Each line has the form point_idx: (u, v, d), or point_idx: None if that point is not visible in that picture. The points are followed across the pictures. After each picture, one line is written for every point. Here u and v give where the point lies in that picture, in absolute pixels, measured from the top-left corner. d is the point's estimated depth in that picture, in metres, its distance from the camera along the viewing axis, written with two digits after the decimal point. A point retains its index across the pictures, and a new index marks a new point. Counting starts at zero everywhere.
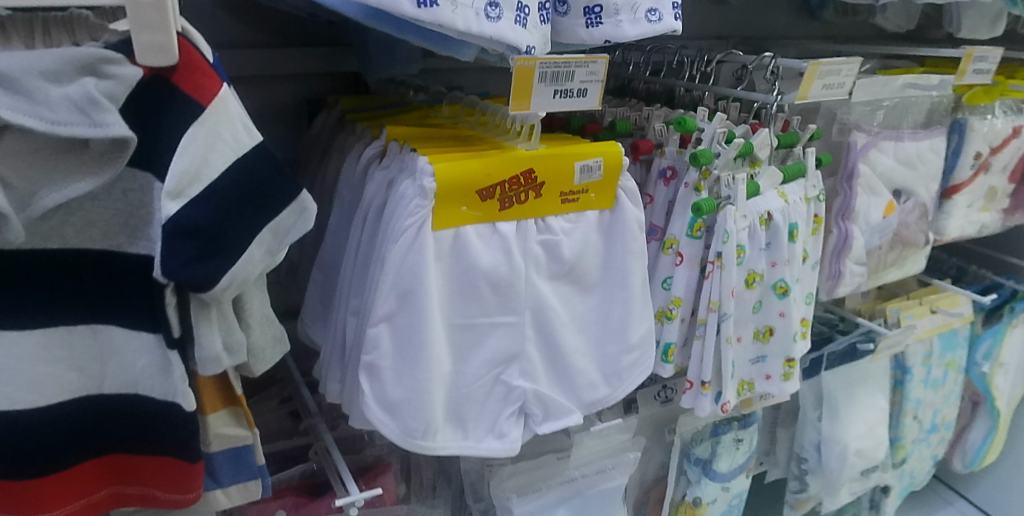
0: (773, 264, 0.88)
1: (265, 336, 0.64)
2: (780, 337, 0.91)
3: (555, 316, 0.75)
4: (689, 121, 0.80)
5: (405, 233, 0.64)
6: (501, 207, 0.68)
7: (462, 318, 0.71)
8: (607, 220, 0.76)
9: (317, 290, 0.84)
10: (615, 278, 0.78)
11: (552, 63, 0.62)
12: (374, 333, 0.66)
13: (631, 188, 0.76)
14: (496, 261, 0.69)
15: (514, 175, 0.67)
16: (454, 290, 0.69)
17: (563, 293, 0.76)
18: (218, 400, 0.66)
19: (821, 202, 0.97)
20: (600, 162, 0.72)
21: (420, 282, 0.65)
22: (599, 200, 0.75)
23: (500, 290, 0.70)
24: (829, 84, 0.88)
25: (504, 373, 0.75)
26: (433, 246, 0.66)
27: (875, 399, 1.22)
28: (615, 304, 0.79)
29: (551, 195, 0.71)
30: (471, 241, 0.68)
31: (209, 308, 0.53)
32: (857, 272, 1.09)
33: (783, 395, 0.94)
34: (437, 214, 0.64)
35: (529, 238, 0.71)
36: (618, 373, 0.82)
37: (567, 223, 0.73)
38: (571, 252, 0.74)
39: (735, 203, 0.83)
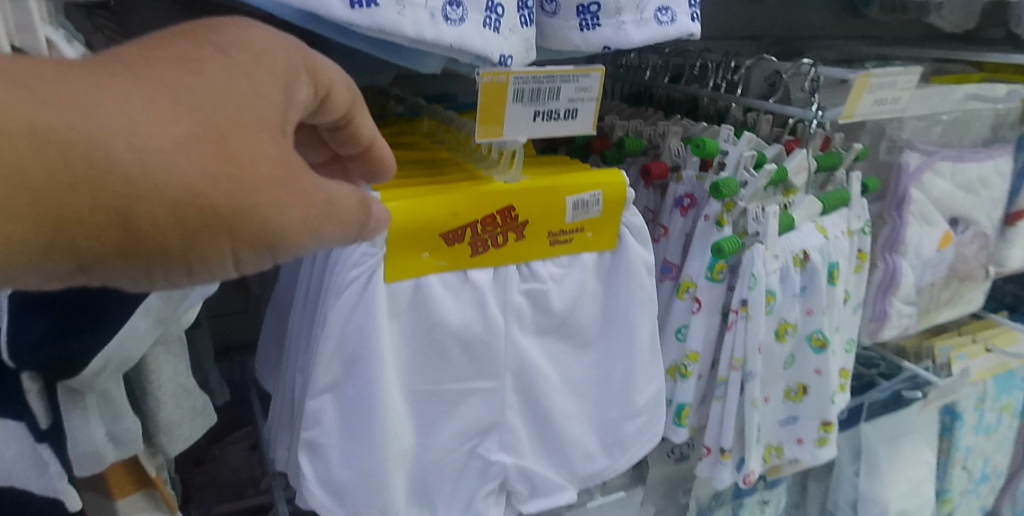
0: (808, 312, 0.75)
1: (181, 409, 0.52)
2: (815, 396, 0.77)
3: (543, 380, 0.62)
4: (710, 142, 0.67)
5: (352, 285, 0.52)
6: (473, 252, 0.56)
7: (428, 385, 0.58)
8: (607, 263, 0.64)
9: (272, 333, 0.72)
10: (617, 331, 0.65)
11: (531, 78, 0.49)
12: (315, 405, 0.54)
13: (638, 226, 0.63)
14: (468, 317, 0.57)
15: (491, 214, 0.55)
16: (417, 352, 0.57)
17: (553, 351, 0.63)
18: (129, 481, 0.54)
19: (865, 236, 0.84)
20: (600, 195, 0.59)
21: (371, 347, 0.52)
22: (598, 239, 0.62)
23: (473, 352, 0.58)
24: (881, 98, 0.74)
25: (480, 446, 0.62)
26: (388, 301, 0.53)
27: (921, 452, 1.07)
28: (619, 362, 0.66)
29: (538, 236, 0.58)
30: (437, 294, 0.55)
31: (85, 393, 0.42)
32: (905, 312, 0.94)
33: (817, 462, 0.80)
34: (390, 264, 0.52)
35: (509, 289, 0.58)
36: (622, 442, 0.68)
37: (558, 269, 0.61)
38: (563, 304, 0.61)
39: (764, 240, 0.69)
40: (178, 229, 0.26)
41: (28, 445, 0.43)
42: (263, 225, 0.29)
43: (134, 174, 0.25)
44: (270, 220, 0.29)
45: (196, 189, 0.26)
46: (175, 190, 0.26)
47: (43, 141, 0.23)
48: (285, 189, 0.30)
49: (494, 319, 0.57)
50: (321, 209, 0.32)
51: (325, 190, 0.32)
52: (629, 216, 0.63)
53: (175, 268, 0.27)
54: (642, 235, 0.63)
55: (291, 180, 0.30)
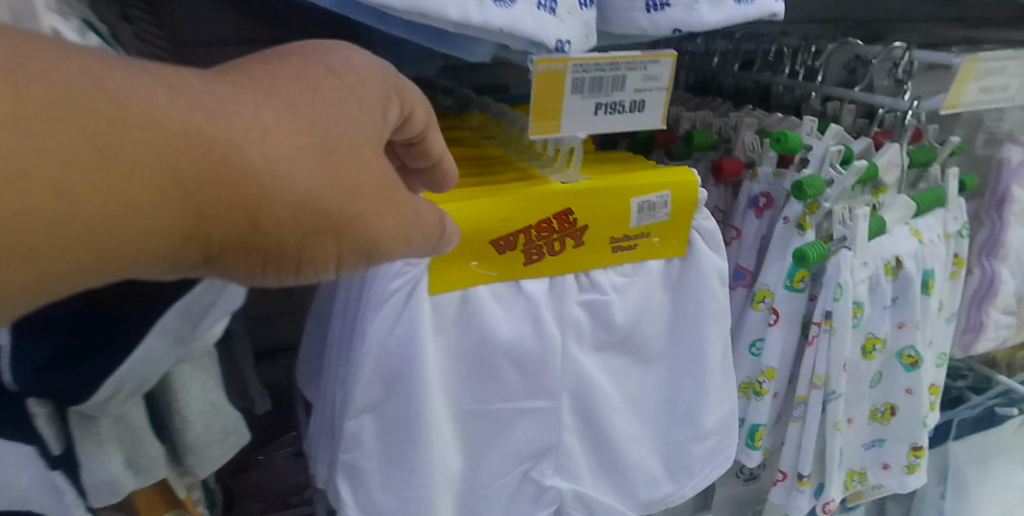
0: (899, 326, 0.67)
1: (211, 430, 0.48)
2: (905, 419, 0.69)
3: (603, 399, 0.55)
4: (793, 137, 0.59)
5: (392, 298, 0.47)
6: (527, 261, 0.50)
7: (476, 404, 0.52)
8: (675, 273, 0.57)
9: (313, 341, 0.68)
10: (686, 347, 0.58)
11: (593, 65, 0.43)
12: (355, 427, 0.50)
13: (712, 230, 0.56)
14: (521, 332, 0.51)
15: (547, 218, 0.49)
16: (465, 368, 0.51)
17: (615, 368, 0.57)
18: (159, 501, 0.49)
19: (963, 239, 0.75)
20: (670, 198, 0.53)
21: (414, 365, 0.48)
22: (666, 246, 0.55)
23: (527, 370, 0.52)
24: (988, 87, 0.65)
25: (533, 470, 0.55)
26: (432, 315, 0.48)
27: (1014, 476, 0.97)
28: (688, 381, 0.59)
29: (598, 242, 0.52)
30: (486, 307, 0.50)
31: (99, 419, 0.38)
32: (1003, 323, 0.85)
33: (906, 491, 0.72)
34: (434, 274, 0.47)
35: (566, 301, 0.52)
36: (688, 466, 0.61)
37: (621, 278, 0.55)
38: (626, 317, 0.55)
39: (852, 246, 0.62)
40: (296, 230, 0.27)
41: (45, 473, 0.40)
42: (363, 232, 0.29)
43: (257, 178, 0.25)
44: (368, 228, 0.29)
45: (311, 196, 0.27)
46: (293, 197, 0.26)
47: (180, 145, 0.23)
48: (383, 200, 0.30)
49: (550, 334, 0.51)
50: (410, 218, 0.32)
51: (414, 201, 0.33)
52: (701, 218, 0.56)
53: (281, 270, 0.28)
54: (715, 240, 0.57)
55: (386, 190, 0.30)
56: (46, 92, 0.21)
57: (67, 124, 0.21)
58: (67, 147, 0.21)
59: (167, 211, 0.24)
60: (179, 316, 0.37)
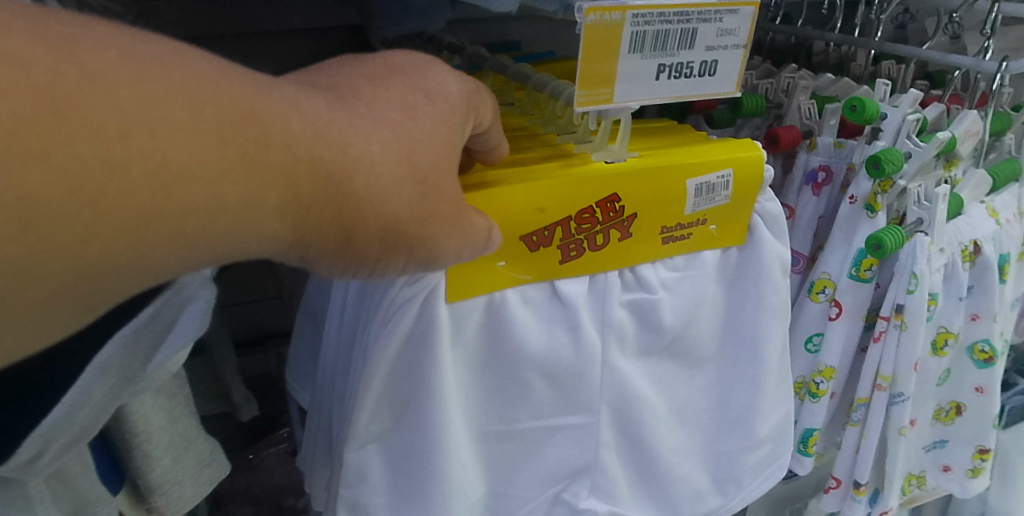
0: (972, 318, 0.59)
1: (181, 465, 0.40)
2: (972, 420, 0.62)
3: (647, 411, 0.47)
4: (870, 104, 0.50)
5: (405, 306, 0.38)
6: (563, 259, 0.41)
7: (502, 424, 0.44)
8: (730, 264, 0.49)
9: (304, 340, 0.59)
10: (740, 348, 0.50)
11: (657, 14, 0.33)
12: (357, 459, 0.41)
13: (776, 214, 0.48)
14: (555, 342, 0.43)
15: (590, 206, 0.40)
16: (489, 385, 0.43)
17: (660, 373, 0.49)
18: None
19: None
20: (733, 179, 0.44)
21: (430, 386, 0.39)
22: (725, 235, 0.47)
23: (562, 385, 0.44)
24: None
25: (566, 491, 0.47)
26: (449, 325, 0.40)
27: None
28: (743, 385, 0.51)
29: (647, 231, 0.43)
30: (514, 313, 0.41)
31: (25, 479, 0.30)
32: None
33: (967, 496, 0.65)
34: (453, 280, 0.38)
35: (609, 302, 0.44)
36: (738, 477, 0.53)
37: (671, 273, 0.46)
38: (676, 319, 0.46)
39: (930, 230, 0.53)
40: (380, 244, 0.28)
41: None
42: (436, 250, 0.30)
43: (359, 197, 0.26)
44: (442, 249, 0.30)
45: (399, 217, 0.28)
46: (384, 216, 0.27)
47: (302, 164, 0.24)
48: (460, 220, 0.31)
49: (590, 343, 0.43)
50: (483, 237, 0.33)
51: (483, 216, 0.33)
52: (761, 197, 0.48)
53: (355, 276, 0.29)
54: (778, 225, 0.48)
55: (463, 211, 0.31)
56: (200, 101, 0.22)
57: (217, 135, 0.22)
58: (215, 157, 0.22)
59: (276, 221, 0.25)
60: (123, 345, 0.29)
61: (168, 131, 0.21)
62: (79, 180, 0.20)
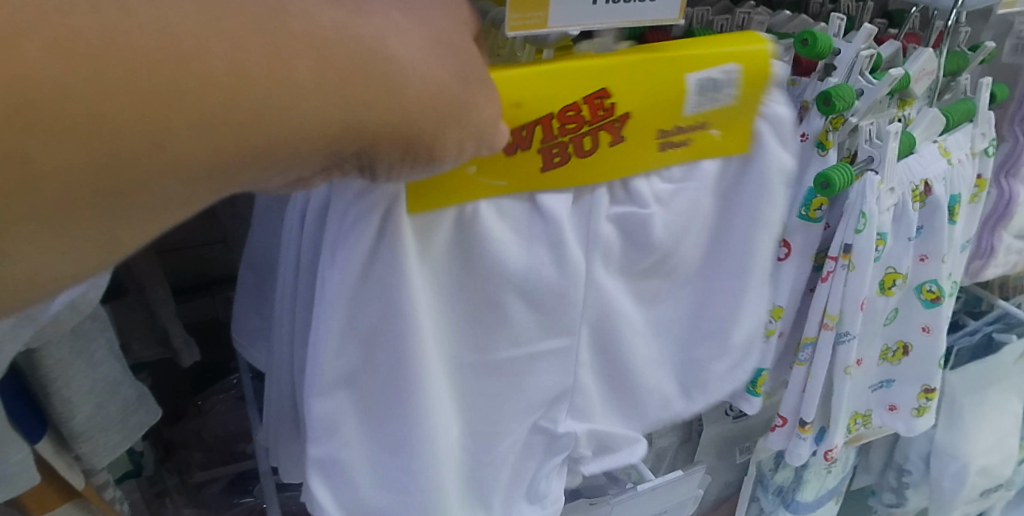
0: (921, 259, 0.59)
1: (106, 412, 0.39)
2: (919, 358, 0.63)
3: (625, 322, 0.46)
4: (823, 38, 0.49)
5: (359, 227, 0.35)
6: (545, 166, 0.39)
7: (473, 353, 0.43)
8: (726, 177, 0.46)
9: (245, 287, 0.57)
10: (725, 283, 0.49)
11: None
12: (329, 416, 0.39)
13: (787, 119, 0.44)
14: (535, 266, 0.41)
15: (578, 102, 0.37)
16: (459, 307, 0.41)
17: (640, 291, 0.47)
18: (52, 494, 0.40)
19: (989, 158, 0.66)
20: (738, 78, 0.41)
21: (393, 303, 0.37)
22: (729, 143, 0.44)
23: (542, 304, 0.42)
24: None
25: (544, 418, 0.47)
26: (415, 236, 0.37)
27: (1010, 402, 0.91)
28: (726, 307, 0.49)
29: (642, 138, 0.41)
30: (490, 226, 0.39)
31: None
32: (1015, 248, 0.79)
33: (911, 434, 0.66)
34: (415, 192, 0.36)
35: (595, 218, 0.42)
36: (705, 384, 0.52)
37: (666, 186, 0.44)
38: (664, 235, 0.45)
39: (881, 169, 0.53)
40: (431, 138, 0.28)
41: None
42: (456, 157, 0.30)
43: (374, 122, 0.26)
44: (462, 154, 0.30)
45: (417, 129, 0.27)
46: (404, 128, 0.27)
47: (347, 69, 0.25)
48: (479, 132, 0.30)
49: (574, 262, 0.41)
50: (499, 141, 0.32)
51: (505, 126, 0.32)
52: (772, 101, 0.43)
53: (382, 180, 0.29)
54: (784, 138, 0.44)
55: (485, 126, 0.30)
56: (242, 14, 0.23)
57: (233, 72, 0.22)
58: (264, 72, 0.23)
59: (300, 149, 0.25)
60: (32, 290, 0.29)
61: (218, 48, 0.22)
62: (134, 102, 0.21)
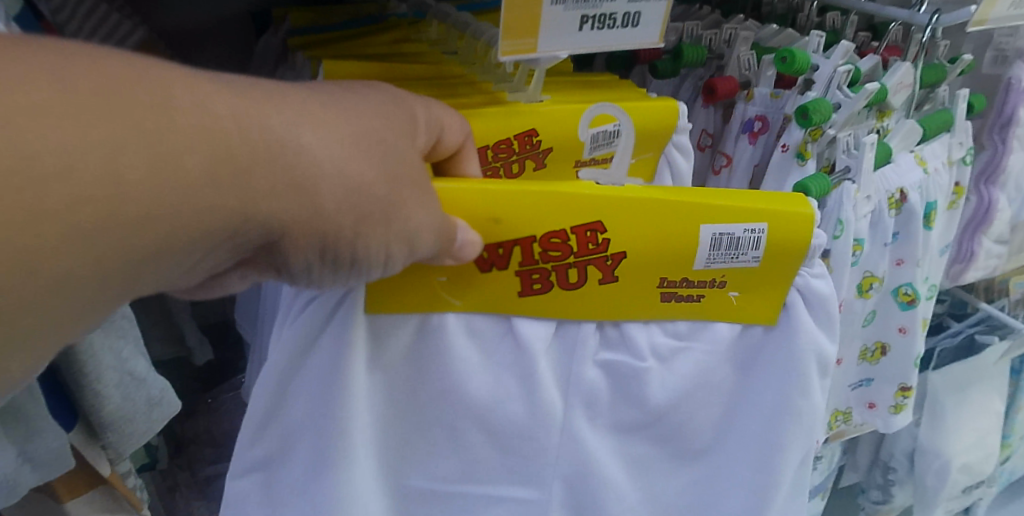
0: (897, 263, 0.62)
1: (132, 403, 0.42)
2: (895, 359, 0.66)
3: (613, 501, 0.45)
4: (801, 55, 0.52)
5: (309, 316, 0.38)
6: (523, 291, 0.40)
7: (424, 480, 0.43)
8: (750, 345, 0.43)
9: (254, 287, 0.60)
10: (745, 453, 0.45)
11: None
12: (239, 487, 0.42)
13: (826, 296, 0.42)
14: (501, 399, 0.41)
15: (565, 230, 0.37)
16: (416, 422, 0.42)
17: (636, 455, 0.45)
18: (82, 482, 0.45)
19: (967, 167, 0.70)
20: (766, 238, 0.39)
21: (334, 410, 0.38)
22: (747, 307, 0.42)
23: (508, 447, 0.43)
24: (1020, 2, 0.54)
25: None
26: (367, 344, 0.39)
27: (991, 402, 0.95)
28: (734, 493, 0.46)
29: (636, 283, 0.40)
30: (453, 352, 0.40)
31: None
32: (995, 252, 0.82)
33: (890, 431, 0.69)
34: (374, 291, 0.38)
35: (580, 362, 0.42)
36: None
37: (668, 341, 0.43)
38: (663, 399, 0.43)
39: (857, 178, 0.56)
40: (358, 227, 0.27)
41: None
42: (381, 266, 0.29)
43: (274, 214, 0.24)
44: (388, 265, 0.30)
45: (332, 227, 0.26)
46: (325, 226, 0.26)
47: (265, 161, 0.24)
48: (410, 238, 0.29)
49: (543, 405, 0.42)
50: (453, 251, 0.34)
51: (464, 235, 0.34)
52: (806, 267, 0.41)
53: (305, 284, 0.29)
54: (826, 311, 0.43)
55: (414, 228, 0.29)
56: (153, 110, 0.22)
57: (138, 188, 0.21)
58: (197, 168, 0.22)
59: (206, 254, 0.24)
60: None
61: (137, 153, 0.21)
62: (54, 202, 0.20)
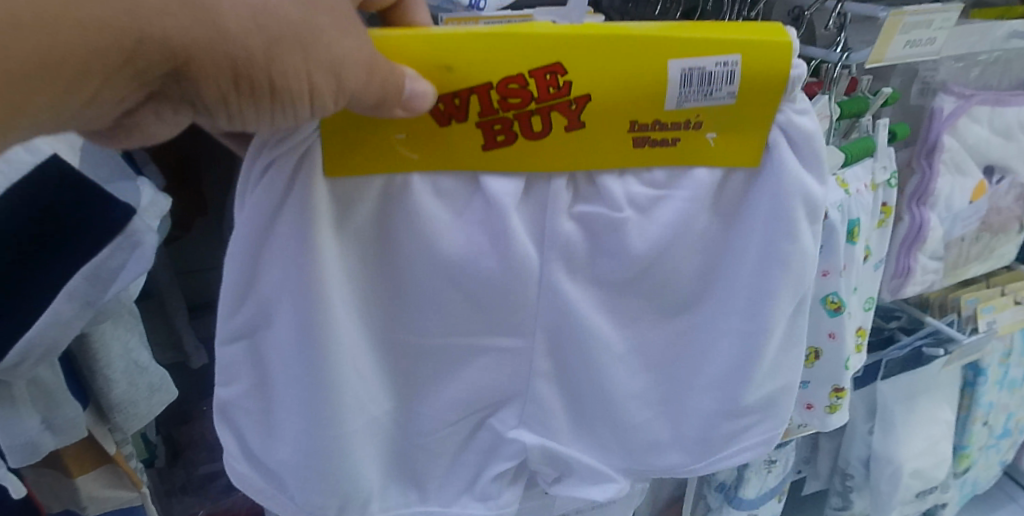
0: (825, 273, 0.69)
1: (135, 388, 0.49)
2: (827, 362, 0.73)
3: (603, 349, 0.49)
4: None
5: (265, 185, 0.39)
6: (485, 144, 0.41)
7: (410, 336, 0.47)
8: (734, 194, 0.46)
9: None
10: (737, 303, 0.49)
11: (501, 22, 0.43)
12: (228, 354, 0.45)
13: (813, 134, 0.43)
14: (470, 249, 0.43)
15: (523, 74, 0.38)
16: (395, 264, 0.44)
17: (621, 312, 0.49)
18: (87, 459, 0.52)
19: (892, 189, 0.77)
20: (739, 74, 0.40)
21: (307, 265, 0.40)
22: (727, 149, 0.43)
23: (485, 297, 0.45)
24: (913, 41, 0.62)
25: (493, 418, 0.51)
26: (333, 207, 0.40)
27: (940, 410, 1.01)
28: (725, 343, 0.50)
29: (614, 129, 0.41)
30: (421, 203, 0.41)
31: (11, 382, 0.43)
32: (931, 268, 0.89)
33: (827, 429, 0.76)
34: (327, 147, 0.38)
35: (554, 215, 0.44)
36: (711, 442, 0.54)
37: (647, 191, 0.44)
38: (644, 246, 0.45)
39: None
40: (260, 41, 0.28)
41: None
42: (309, 104, 0.32)
43: (171, 34, 0.28)
44: (315, 101, 0.32)
45: (242, 52, 0.28)
46: (221, 44, 0.28)
47: None
48: (337, 69, 0.31)
49: (513, 251, 0.43)
50: (403, 101, 0.35)
51: (413, 86, 0.35)
52: (789, 103, 0.43)
53: (225, 123, 0.32)
54: (813, 146, 0.44)
55: (341, 60, 0.31)
56: None
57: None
58: None
59: (108, 82, 0.28)
60: (87, 278, 0.42)
61: None
62: None
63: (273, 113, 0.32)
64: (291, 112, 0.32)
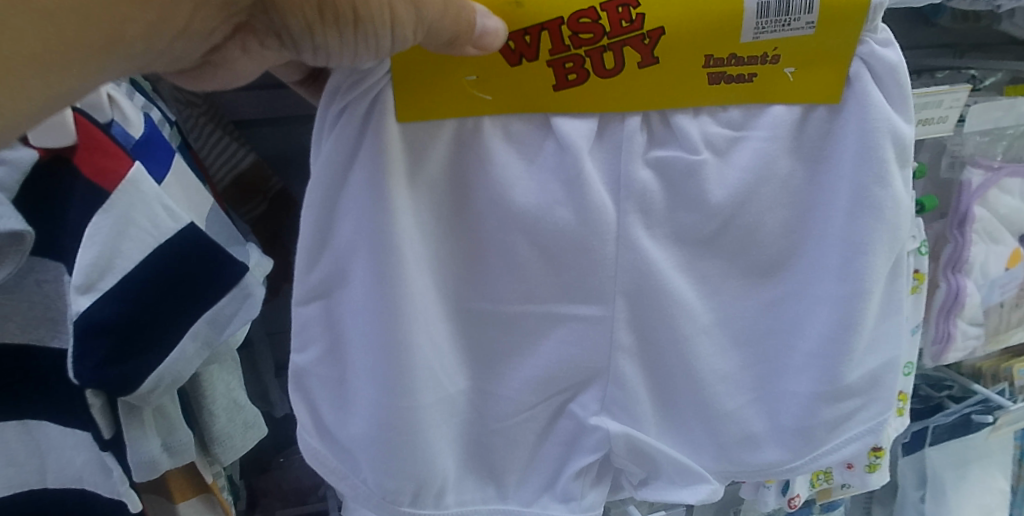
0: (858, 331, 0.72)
1: (233, 423, 0.59)
2: None
3: (686, 320, 0.54)
4: None
5: (344, 126, 0.47)
6: (557, 84, 0.48)
7: (488, 303, 0.54)
8: (819, 129, 0.52)
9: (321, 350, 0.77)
10: (831, 261, 0.54)
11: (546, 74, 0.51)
12: (304, 314, 0.53)
13: (895, 64, 0.50)
14: (542, 202, 0.50)
15: (594, 9, 0.46)
16: (478, 207, 0.51)
17: (704, 272, 0.55)
18: (189, 486, 0.61)
19: (922, 256, 0.81)
20: (817, 3, 0.47)
21: (383, 207, 0.47)
22: (806, 82, 0.50)
23: (566, 253, 0.51)
24: (925, 119, 0.68)
25: (576, 403, 0.56)
26: (406, 154, 0.48)
27: (993, 479, 1.02)
28: (819, 311, 0.56)
29: (683, 65, 0.48)
30: (494, 148, 0.49)
31: (140, 414, 0.53)
32: (972, 334, 0.90)
33: (869, 488, 0.77)
34: (401, 92, 0.46)
35: (633, 164, 0.51)
36: (811, 430, 0.58)
37: (724, 133, 0.51)
38: (723, 193, 0.52)
39: None
40: None
41: (94, 455, 0.54)
42: (390, 30, 0.40)
43: None
44: (396, 29, 0.40)
45: None
46: None
47: None
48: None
49: (584, 198, 0.50)
50: (473, 39, 0.42)
51: (484, 22, 0.42)
52: (871, 35, 0.49)
53: (311, 57, 0.40)
54: (895, 76, 0.50)
55: None
56: None
57: None
58: None
59: (198, 12, 0.36)
60: (207, 323, 0.53)
61: None
62: None
63: (358, 39, 0.39)
64: (371, 37, 0.40)
